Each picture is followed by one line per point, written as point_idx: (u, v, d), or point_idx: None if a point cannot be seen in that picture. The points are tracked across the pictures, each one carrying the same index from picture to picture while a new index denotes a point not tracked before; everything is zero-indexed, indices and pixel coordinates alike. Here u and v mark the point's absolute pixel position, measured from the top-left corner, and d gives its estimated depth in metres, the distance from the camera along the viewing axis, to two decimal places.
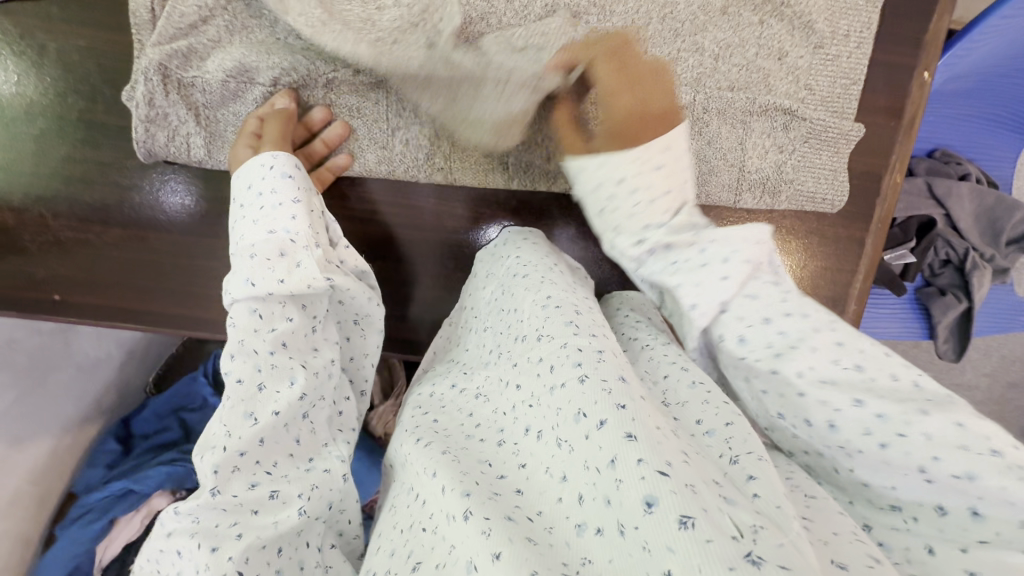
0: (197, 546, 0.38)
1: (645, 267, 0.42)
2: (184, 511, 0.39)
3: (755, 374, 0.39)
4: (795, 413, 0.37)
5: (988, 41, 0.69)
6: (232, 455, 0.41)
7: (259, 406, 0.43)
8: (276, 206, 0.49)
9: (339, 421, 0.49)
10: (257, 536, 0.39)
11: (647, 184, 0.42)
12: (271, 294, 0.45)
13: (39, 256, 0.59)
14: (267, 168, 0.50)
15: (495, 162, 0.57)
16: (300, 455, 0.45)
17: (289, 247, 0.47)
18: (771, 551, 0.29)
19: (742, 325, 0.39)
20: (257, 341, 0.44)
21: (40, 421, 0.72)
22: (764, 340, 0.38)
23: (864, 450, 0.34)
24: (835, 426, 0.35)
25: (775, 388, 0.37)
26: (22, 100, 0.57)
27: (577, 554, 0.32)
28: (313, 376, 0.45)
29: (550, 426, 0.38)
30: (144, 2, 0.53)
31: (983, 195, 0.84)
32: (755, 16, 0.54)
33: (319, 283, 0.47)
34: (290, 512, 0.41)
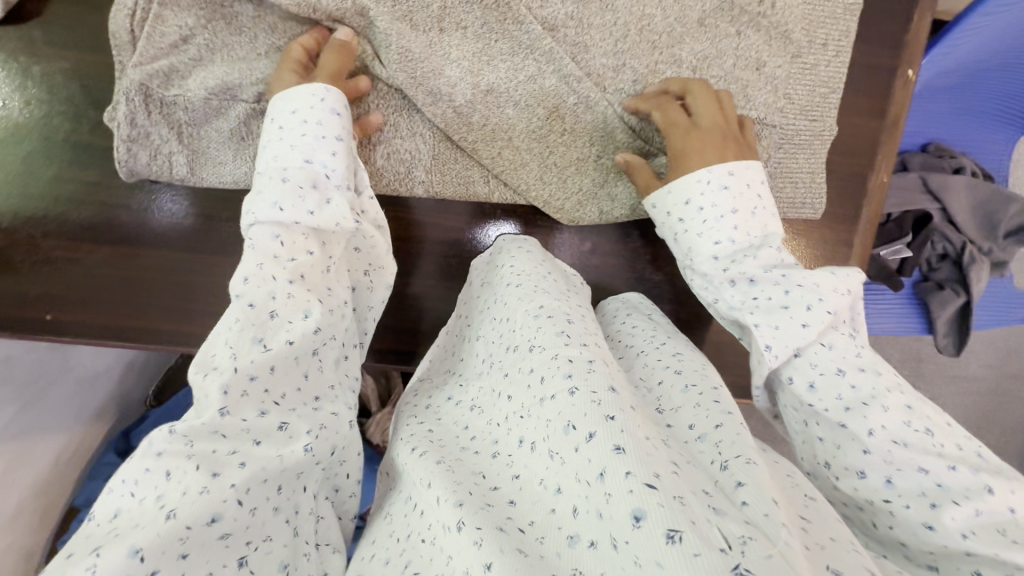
0: (195, 468, 0.35)
1: (724, 295, 0.47)
2: (182, 432, 0.37)
3: (821, 419, 0.41)
4: (850, 465, 0.39)
5: (969, 38, 0.67)
6: (245, 378, 0.39)
7: (270, 333, 0.41)
8: (318, 137, 0.49)
9: (344, 365, 0.48)
10: (262, 467, 0.38)
11: (716, 216, 0.47)
12: (298, 223, 0.46)
13: (30, 276, 0.58)
14: (316, 99, 0.49)
15: (477, 174, 0.57)
16: (308, 391, 0.44)
17: (323, 182, 0.48)
18: (759, 564, 0.29)
19: (815, 372, 0.41)
20: (276, 269, 0.44)
21: (45, 426, 0.73)
22: (835, 391, 0.40)
23: (902, 505, 0.37)
24: (891, 482, 0.37)
25: (837, 438, 0.40)
26: (7, 122, 0.57)
27: (568, 565, 0.32)
28: (328, 313, 0.45)
29: (542, 437, 0.37)
30: (123, 23, 0.52)
31: (978, 188, 0.84)
32: (732, 27, 0.54)
33: (348, 223, 0.47)
34: (296, 448, 0.40)
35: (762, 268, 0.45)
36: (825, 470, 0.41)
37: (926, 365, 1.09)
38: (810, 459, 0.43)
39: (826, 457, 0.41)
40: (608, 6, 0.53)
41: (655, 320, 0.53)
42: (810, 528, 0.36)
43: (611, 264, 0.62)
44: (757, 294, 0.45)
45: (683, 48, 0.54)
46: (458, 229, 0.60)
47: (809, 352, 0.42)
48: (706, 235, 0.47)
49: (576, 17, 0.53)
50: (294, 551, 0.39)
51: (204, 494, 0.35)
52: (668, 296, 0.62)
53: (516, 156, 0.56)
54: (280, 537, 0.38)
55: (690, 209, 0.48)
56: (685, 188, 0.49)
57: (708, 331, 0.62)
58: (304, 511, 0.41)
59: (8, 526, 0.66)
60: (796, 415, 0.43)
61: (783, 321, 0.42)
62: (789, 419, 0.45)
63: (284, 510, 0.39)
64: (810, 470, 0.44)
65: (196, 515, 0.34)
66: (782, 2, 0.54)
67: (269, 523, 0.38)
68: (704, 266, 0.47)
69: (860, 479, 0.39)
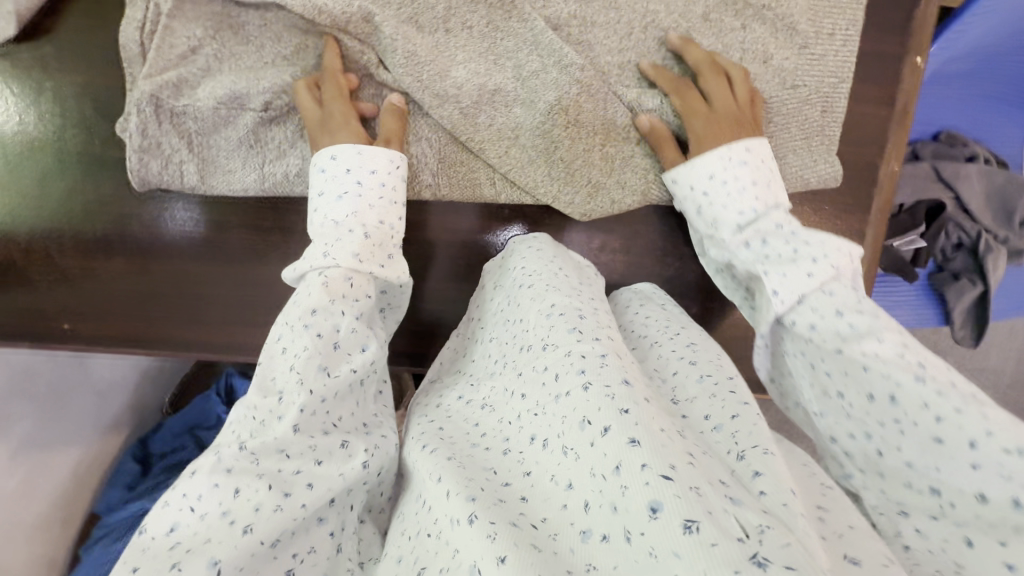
0: (265, 486, 0.36)
1: (737, 254, 0.46)
2: (251, 449, 0.38)
3: (822, 352, 0.39)
4: (854, 385, 0.37)
5: (981, 21, 0.66)
6: (313, 402, 0.40)
7: (335, 363, 0.42)
8: (388, 203, 0.51)
9: (382, 398, 0.49)
10: (327, 488, 0.39)
11: (738, 188, 0.48)
12: (371, 275, 0.47)
13: (48, 288, 0.59)
14: (392, 165, 0.52)
15: (483, 177, 0.57)
16: (359, 417, 0.44)
17: (388, 243, 0.50)
18: (776, 551, 0.28)
19: (816, 314, 0.39)
20: (344, 308, 0.44)
21: (67, 435, 0.75)
22: (835, 321, 0.38)
23: (909, 423, 0.34)
24: (894, 399, 0.35)
25: (839, 368, 0.38)
26: (23, 138, 0.58)
27: (582, 560, 0.32)
28: (381, 348, 0.46)
29: (556, 434, 0.37)
30: (134, 37, 0.53)
31: (993, 175, 0.82)
32: (736, 21, 0.54)
33: (407, 278, 0.50)
34: (354, 465, 0.41)
35: (775, 224, 0.45)
36: (834, 401, 0.39)
37: (948, 358, 1.08)
38: (816, 395, 0.41)
39: (833, 387, 0.39)
40: (611, 3, 0.54)
41: (668, 310, 0.53)
42: (829, 517, 0.36)
43: (621, 261, 0.62)
44: (769, 250, 0.44)
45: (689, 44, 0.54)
46: (469, 230, 0.60)
47: (810, 297, 0.40)
48: (731, 206, 0.47)
49: (579, 15, 0.54)
50: (336, 565, 0.40)
51: (276, 512, 0.36)
52: (679, 292, 0.62)
53: (521, 160, 0.56)
54: (325, 550, 0.39)
55: (710, 182, 0.49)
56: (710, 164, 0.50)
57: (720, 326, 0.62)
58: (348, 526, 0.42)
59: (31, 534, 0.69)
60: (797, 355, 0.41)
61: (792, 268, 0.41)
62: (791, 360, 0.43)
63: (331, 520, 0.40)
64: (816, 411, 0.41)
65: (267, 532, 0.35)
66: None
67: (313, 533, 0.39)
68: (732, 225, 0.47)
69: (866, 400, 0.36)
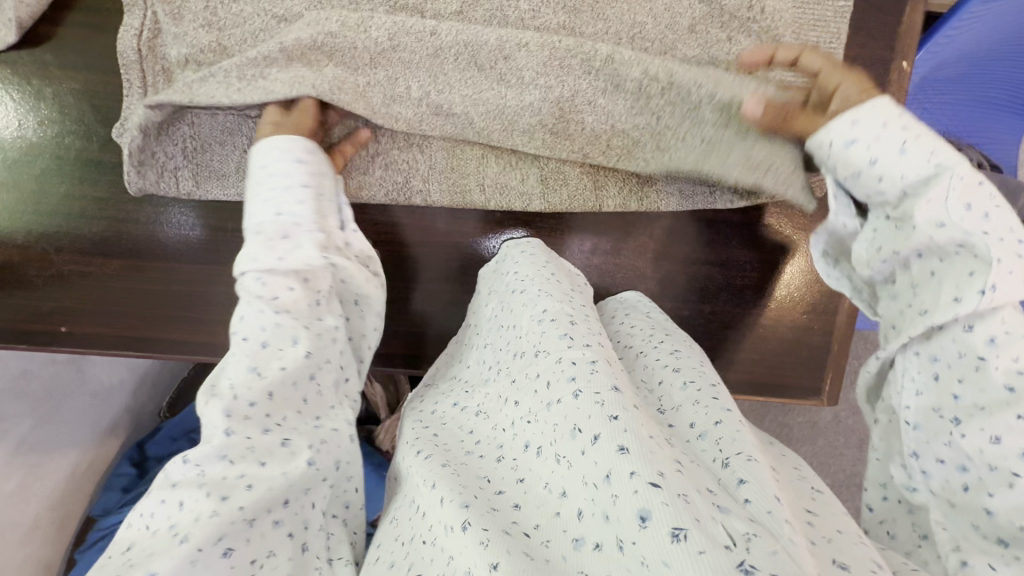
0: (205, 495, 0.37)
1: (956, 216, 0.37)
2: (194, 460, 0.39)
3: (974, 376, 0.36)
4: (987, 426, 0.35)
5: (965, 28, 0.67)
6: (243, 405, 0.41)
7: (263, 361, 0.43)
8: (288, 190, 0.50)
9: (347, 388, 0.48)
10: (269, 487, 0.39)
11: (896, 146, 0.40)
12: (273, 268, 0.46)
13: (44, 290, 0.60)
14: (288, 153, 0.50)
15: (471, 184, 0.58)
16: (308, 413, 0.44)
17: (292, 230, 0.48)
18: (764, 559, 0.28)
19: (1002, 327, 0.36)
20: (263, 309, 0.45)
21: (60, 442, 0.75)
22: (1015, 353, 0.36)
23: (1009, 473, 0.35)
24: (999, 440, 0.35)
25: (966, 382, 0.37)
26: (23, 143, 0.59)
27: (574, 567, 0.32)
28: (313, 338, 0.45)
29: (549, 441, 0.37)
30: (131, 44, 0.54)
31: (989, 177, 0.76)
32: (723, 33, 0.54)
33: (317, 260, 0.47)
34: (298, 463, 0.41)
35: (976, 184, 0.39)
36: (947, 426, 0.37)
37: None
38: (918, 407, 0.39)
39: (955, 414, 0.37)
40: (600, 15, 0.55)
41: (654, 319, 0.54)
42: (818, 522, 0.36)
43: (612, 265, 0.62)
44: (992, 227, 0.37)
45: (677, 54, 0.55)
46: (462, 234, 0.61)
47: (1005, 310, 0.36)
48: (878, 164, 0.41)
49: (569, 25, 0.55)
50: (304, 563, 0.40)
51: (215, 518, 0.37)
52: (670, 295, 0.63)
53: (510, 164, 0.58)
54: (286, 551, 0.39)
55: (868, 125, 0.41)
56: (869, 114, 0.42)
57: (712, 331, 0.63)
58: (313, 526, 0.42)
59: (26, 537, 0.69)
60: (921, 361, 0.39)
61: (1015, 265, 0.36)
62: (903, 366, 0.40)
63: (287, 522, 0.40)
64: (909, 421, 0.39)
65: (205, 539, 0.36)
66: (770, 8, 0.54)
67: (270, 537, 0.39)
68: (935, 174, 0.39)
69: (991, 445, 0.35)
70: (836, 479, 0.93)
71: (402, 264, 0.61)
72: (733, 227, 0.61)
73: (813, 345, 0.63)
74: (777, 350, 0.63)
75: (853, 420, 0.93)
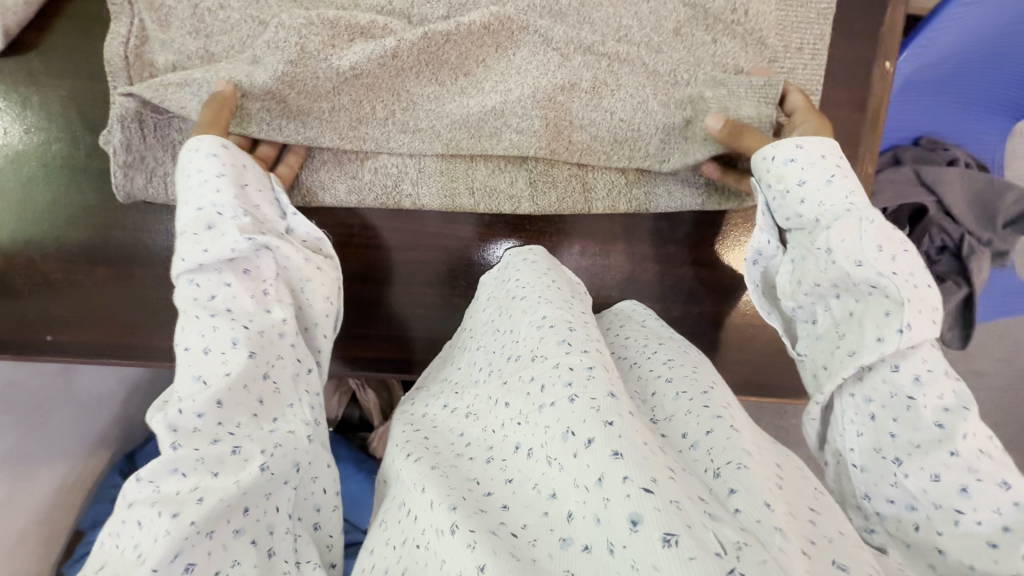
0: (157, 514, 0.37)
1: (866, 255, 0.41)
2: (147, 477, 0.39)
3: (907, 415, 0.39)
4: (925, 465, 0.38)
5: (947, 31, 0.66)
6: (190, 418, 0.41)
7: (207, 370, 0.43)
8: (202, 183, 0.49)
9: (307, 379, 0.48)
10: (220, 497, 0.38)
11: (830, 183, 0.45)
12: (203, 263, 0.46)
13: (31, 298, 0.60)
14: (198, 150, 0.49)
15: (461, 187, 0.58)
16: (263, 416, 0.44)
17: (217, 220, 0.47)
18: (754, 569, 0.28)
19: (924, 367, 0.39)
20: (198, 315, 0.45)
21: (48, 454, 0.75)
22: (939, 393, 0.39)
23: (954, 510, 0.37)
24: (937, 477, 0.37)
25: (895, 416, 0.39)
26: (8, 150, 0.58)
27: (560, 566, 0.31)
28: (256, 335, 0.45)
29: (540, 443, 0.37)
30: (118, 51, 0.54)
31: (972, 178, 0.75)
32: (708, 35, 0.55)
33: (241, 244, 0.46)
34: (251, 469, 0.41)
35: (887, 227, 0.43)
36: (889, 466, 0.39)
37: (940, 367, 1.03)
38: (863, 450, 0.41)
39: (895, 453, 0.39)
40: (586, 19, 0.55)
41: (649, 328, 0.53)
42: (819, 522, 0.35)
43: (602, 266, 0.62)
44: (899, 269, 0.40)
45: (662, 57, 0.55)
46: (452, 238, 0.61)
47: (921, 349, 0.40)
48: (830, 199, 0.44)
49: (555, 28, 0.55)
50: (272, 567, 0.40)
51: (165, 537, 0.36)
52: (661, 297, 0.63)
53: (498, 168, 0.58)
54: (250, 559, 0.39)
55: (812, 151, 0.46)
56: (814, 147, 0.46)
57: (702, 331, 0.63)
58: (280, 529, 0.42)
59: (13, 549, 0.67)
60: (861, 406, 0.41)
61: (924, 306, 0.39)
62: (847, 410, 0.42)
63: (249, 529, 0.40)
64: (857, 464, 0.42)
65: (160, 557, 0.35)
66: (754, 11, 0.55)
67: (232, 547, 0.38)
68: (864, 218, 0.42)
69: (932, 484, 0.37)
70: None
71: (392, 268, 0.61)
72: (721, 228, 0.61)
73: None
74: (767, 350, 0.63)
75: None
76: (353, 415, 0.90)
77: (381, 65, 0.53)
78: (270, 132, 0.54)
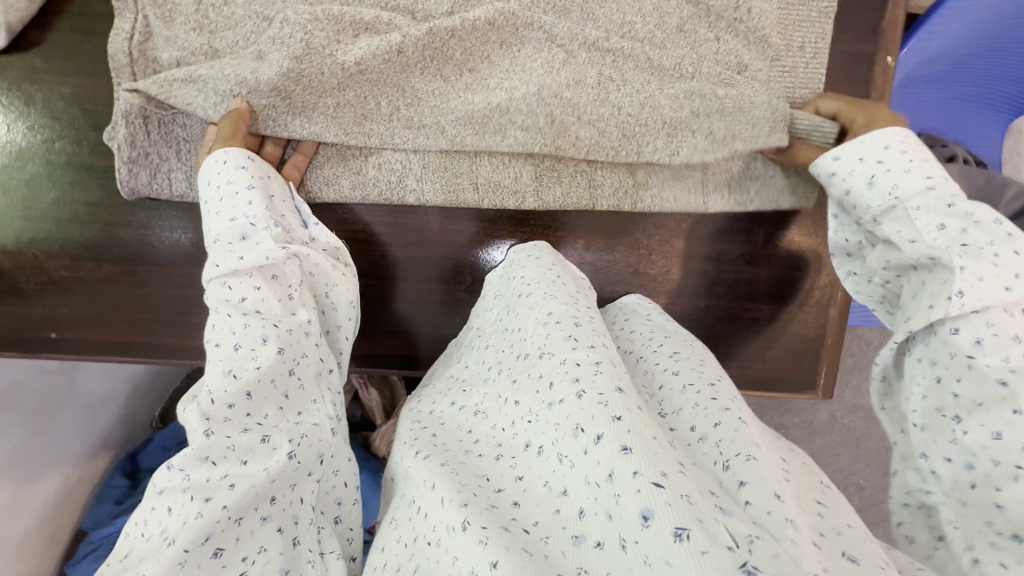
0: (189, 498, 0.38)
1: (923, 236, 0.40)
2: (177, 466, 0.39)
3: (970, 374, 0.37)
4: (987, 422, 0.35)
5: (947, 24, 0.67)
6: (220, 408, 0.41)
7: (238, 364, 0.43)
8: (233, 195, 0.50)
9: (329, 379, 0.49)
10: (250, 484, 0.39)
11: (924, 160, 0.43)
12: (236, 269, 0.46)
13: (36, 296, 0.60)
14: (222, 164, 0.51)
15: (466, 183, 0.58)
16: (288, 409, 0.45)
17: (250, 231, 0.48)
18: (766, 562, 0.28)
19: (988, 329, 0.36)
20: (230, 314, 0.45)
21: (51, 459, 0.74)
22: (1004, 354, 0.35)
23: (1014, 466, 0.34)
24: (999, 435, 0.35)
25: (948, 370, 0.38)
26: (12, 148, 0.58)
27: (573, 564, 0.32)
28: (286, 333, 0.45)
29: (550, 441, 0.37)
30: (122, 48, 0.54)
31: (971, 173, 0.75)
32: (711, 31, 0.55)
33: (276, 252, 0.47)
34: (279, 456, 0.41)
35: (942, 204, 0.40)
36: (949, 424, 0.38)
37: None
38: (925, 409, 0.39)
39: (956, 411, 0.37)
40: (589, 15, 0.55)
41: (653, 321, 0.53)
42: (827, 514, 0.36)
43: (606, 261, 0.62)
44: (970, 241, 0.38)
45: (665, 52, 0.55)
46: (457, 234, 0.61)
47: (989, 311, 0.36)
48: (914, 173, 0.43)
49: (559, 24, 0.55)
50: (295, 556, 0.40)
51: (196, 520, 0.36)
52: (664, 292, 0.63)
53: (502, 164, 0.58)
54: (275, 546, 0.39)
55: (850, 157, 0.46)
56: (885, 136, 0.46)
57: (706, 326, 0.64)
58: (304, 520, 0.42)
59: (15, 552, 0.68)
60: (927, 366, 0.39)
61: (990, 271, 0.36)
62: (912, 371, 0.41)
63: (275, 518, 0.40)
64: (917, 424, 0.40)
65: (190, 539, 0.36)
66: (756, 8, 0.55)
67: (258, 534, 0.39)
68: (912, 205, 0.41)
69: (993, 441, 0.35)
70: (834, 477, 0.93)
71: (396, 265, 0.62)
72: (723, 222, 0.62)
73: (806, 338, 0.64)
74: (770, 344, 0.64)
75: (849, 417, 0.94)
76: (355, 413, 0.91)
77: (386, 61, 0.53)
78: (276, 128, 0.54)
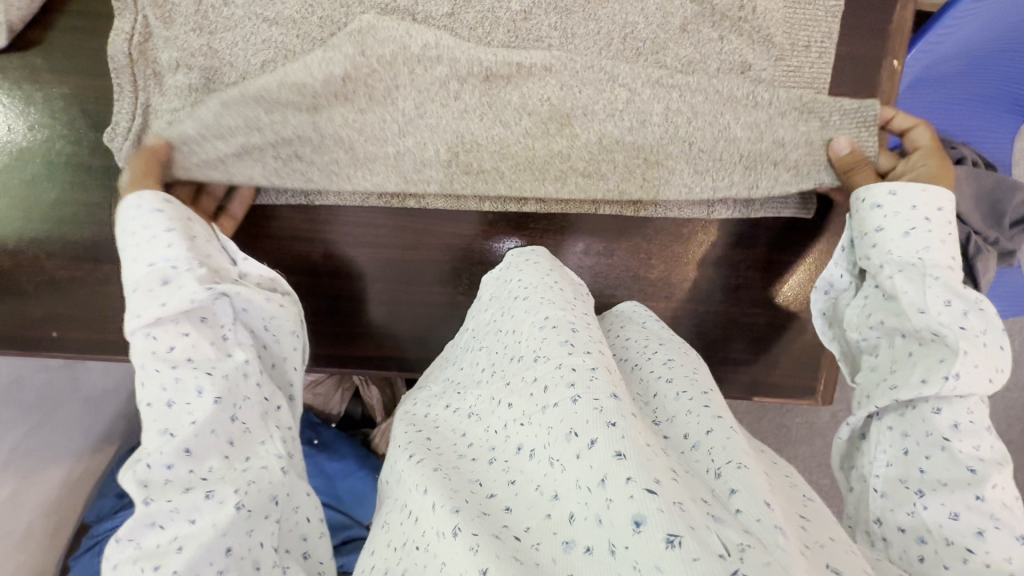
0: (140, 570, 0.39)
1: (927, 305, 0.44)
2: (123, 538, 0.40)
3: (943, 454, 0.40)
4: (947, 502, 0.39)
5: (965, 17, 0.66)
6: (159, 471, 0.42)
7: (173, 421, 0.43)
8: (151, 239, 0.48)
9: (276, 416, 0.48)
10: (197, 543, 0.39)
11: (945, 240, 0.47)
12: (161, 317, 0.44)
13: (35, 295, 0.60)
14: (139, 206, 0.49)
15: (477, 178, 0.57)
16: (235, 456, 0.44)
17: (172, 274, 0.46)
18: (758, 570, 0.27)
19: (965, 418, 0.41)
20: (159, 367, 0.44)
21: (52, 453, 0.75)
22: (975, 443, 0.40)
23: (966, 549, 0.37)
24: (955, 516, 0.38)
25: (923, 445, 0.41)
26: (13, 148, 0.59)
27: (564, 570, 0.31)
28: (222, 380, 0.45)
29: (543, 445, 0.37)
30: (121, 48, 0.55)
31: (978, 177, 0.73)
32: (715, 32, 0.55)
33: (203, 295, 0.45)
34: (225, 510, 0.40)
35: (945, 283, 0.44)
36: (910, 496, 0.41)
37: None
38: (888, 477, 0.43)
39: (919, 485, 0.41)
40: (591, 15, 0.56)
41: (648, 327, 0.53)
42: (811, 527, 0.35)
43: (605, 265, 0.62)
44: (966, 325, 0.43)
45: (668, 54, 0.56)
46: (458, 235, 0.61)
47: (969, 400, 0.41)
48: (936, 247, 0.46)
49: (561, 26, 0.56)
50: None
51: None
52: (664, 295, 0.63)
53: (506, 163, 0.57)
54: None
55: (903, 200, 0.48)
56: (936, 199, 0.48)
57: (705, 329, 0.63)
58: (267, 564, 0.41)
59: (18, 544, 0.68)
60: (899, 439, 0.43)
61: (980, 362, 0.41)
62: (878, 438, 0.44)
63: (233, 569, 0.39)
64: (878, 489, 0.43)
65: None
66: (761, 7, 0.55)
67: None
68: (927, 270, 0.45)
69: (949, 521, 0.38)
70: (835, 479, 0.93)
71: (395, 264, 0.61)
72: (724, 227, 0.61)
73: (806, 344, 0.63)
74: (770, 350, 0.63)
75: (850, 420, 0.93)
76: (355, 411, 0.91)
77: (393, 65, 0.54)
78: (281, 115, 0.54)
